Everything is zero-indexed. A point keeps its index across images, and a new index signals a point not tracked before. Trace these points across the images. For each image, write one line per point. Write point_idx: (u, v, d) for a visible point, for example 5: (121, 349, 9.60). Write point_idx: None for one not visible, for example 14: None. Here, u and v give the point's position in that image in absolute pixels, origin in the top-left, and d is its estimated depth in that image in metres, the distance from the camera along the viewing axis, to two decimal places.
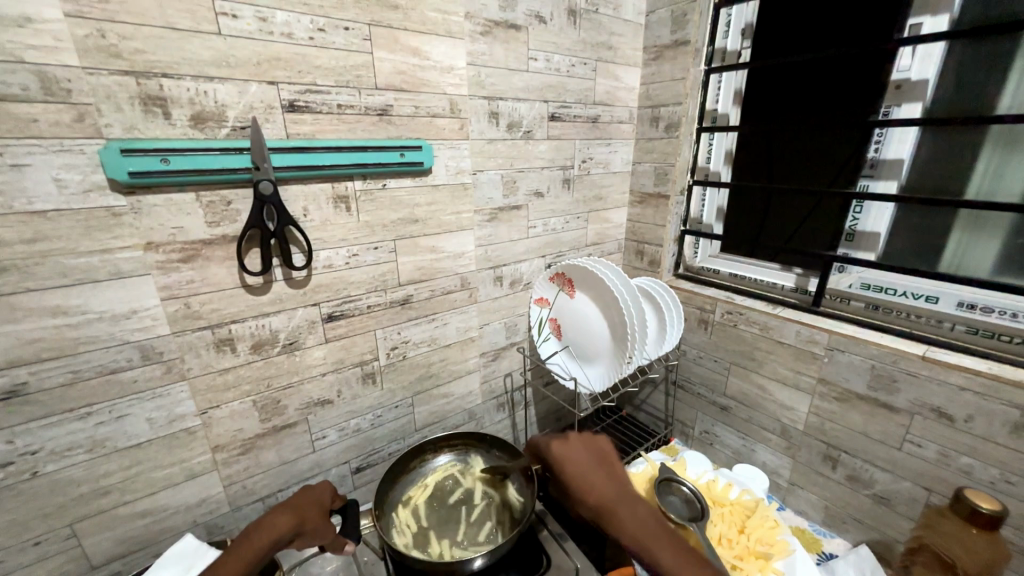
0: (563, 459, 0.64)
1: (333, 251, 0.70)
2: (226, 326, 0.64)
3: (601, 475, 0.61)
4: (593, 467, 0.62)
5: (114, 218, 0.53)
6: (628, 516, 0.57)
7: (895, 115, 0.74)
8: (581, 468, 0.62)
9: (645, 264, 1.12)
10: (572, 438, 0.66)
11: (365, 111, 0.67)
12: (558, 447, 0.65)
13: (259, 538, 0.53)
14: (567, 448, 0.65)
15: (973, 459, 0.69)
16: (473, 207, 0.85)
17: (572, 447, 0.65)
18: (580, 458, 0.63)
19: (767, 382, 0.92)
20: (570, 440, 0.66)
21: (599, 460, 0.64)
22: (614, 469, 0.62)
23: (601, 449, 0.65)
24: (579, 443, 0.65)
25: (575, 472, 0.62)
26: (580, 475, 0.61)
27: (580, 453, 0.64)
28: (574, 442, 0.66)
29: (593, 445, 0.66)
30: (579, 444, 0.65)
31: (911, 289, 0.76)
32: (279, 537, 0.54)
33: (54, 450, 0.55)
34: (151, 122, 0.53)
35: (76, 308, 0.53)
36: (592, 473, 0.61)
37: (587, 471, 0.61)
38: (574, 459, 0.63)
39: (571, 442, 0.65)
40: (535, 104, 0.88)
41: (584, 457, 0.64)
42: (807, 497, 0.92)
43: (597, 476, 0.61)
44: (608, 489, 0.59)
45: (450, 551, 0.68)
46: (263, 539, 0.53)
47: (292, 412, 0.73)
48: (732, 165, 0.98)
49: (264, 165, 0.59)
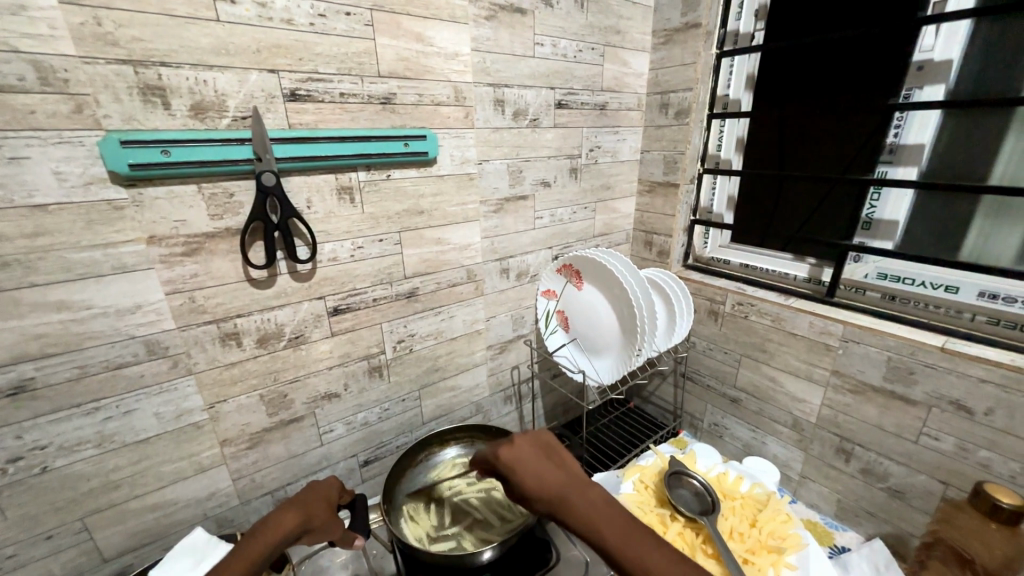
0: (507, 465, 0.52)
1: (338, 244, 0.69)
2: (232, 320, 0.63)
3: (554, 470, 0.50)
4: (541, 461, 0.51)
5: (115, 211, 0.52)
6: (589, 508, 0.46)
7: (916, 98, 0.72)
8: (530, 471, 0.50)
9: (654, 255, 1.11)
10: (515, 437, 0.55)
11: (368, 99, 0.66)
12: (502, 451, 0.53)
13: (256, 543, 0.50)
14: (511, 450, 0.53)
15: (992, 452, 0.67)
16: (479, 197, 0.83)
17: (517, 449, 0.53)
18: (525, 455, 0.52)
19: (779, 373, 0.91)
20: (512, 442, 0.54)
21: (547, 456, 0.52)
22: (566, 462, 0.52)
23: (544, 440, 0.54)
24: (523, 441, 0.54)
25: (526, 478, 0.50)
26: (534, 477, 0.50)
27: (528, 452, 0.52)
28: (518, 441, 0.54)
29: (537, 440, 0.54)
30: (524, 443, 0.53)
31: (930, 279, 0.74)
32: (285, 538, 0.52)
33: (63, 445, 0.55)
34: (151, 112, 0.52)
35: (81, 303, 0.53)
36: (541, 469, 0.50)
37: (539, 470, 0.50)
38: (522, 461, 0.51)
39: (513, 443, 0.54)
40: (542, 92, 0.86)
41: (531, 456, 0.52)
42: (819, 490, 0.91)
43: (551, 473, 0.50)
44: (560, 482, 0.49)
45: (479, 539, 0.69)
46: (268, 540, 0.51)
47: (300, 405, 0.73)
48: (744, 152, 0.96)
49: (267, 157, 0.58)
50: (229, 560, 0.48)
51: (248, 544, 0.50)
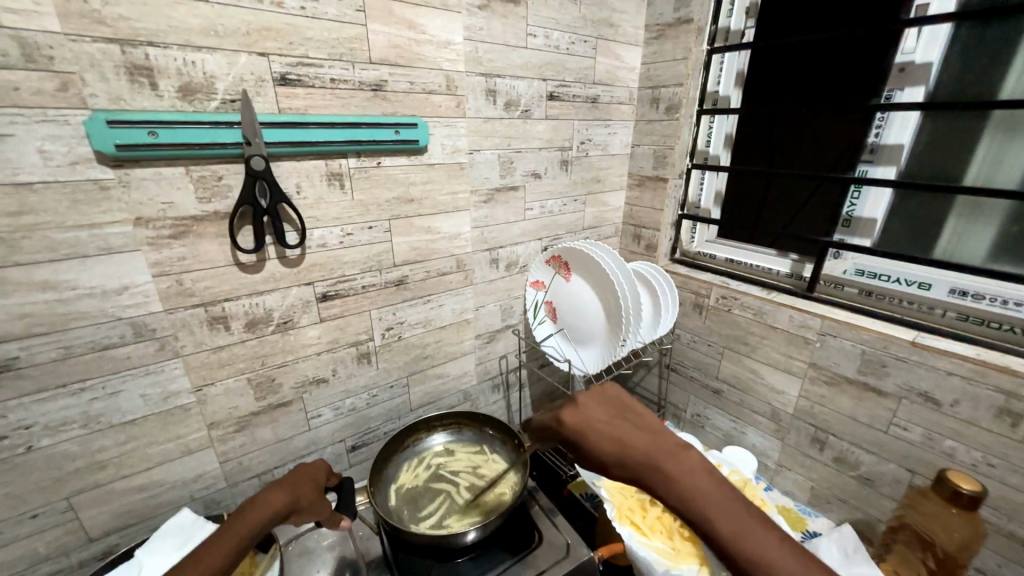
0: (582, 427, 0.52)
1: (327, 230, 0.69)
2: (220, 304, 0.63)
3: (630, 428, 0.50)
4: (619, 424, 0.51)
5: (101, 191, 0.52)
6: (682, 474, 0.45)
7: (897, 99, 0.73)
8: (609, 435, 0.50)
9: (642, 248, 1.12)
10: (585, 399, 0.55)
11: (359, 86, 0.66)
12: (572, 414, 0.54)
13: (248, 517, 0.52)
14: (583, 412, 0.53)
15: (958, 442, 0.70)
16: (469, 187, 0.84)
17: (590, 412, 0.53)
18: (602, 417, 0.52)
19: (759, 366, 0.93)
20: (580, 403, 0.55)
21: (620, 414, 0.53)
22: (644, 422, 0.52)
23: (620, 402, 0.54)
24: (592, 402, 0.54)
25: (600, 437, 0.50)
26: (610, 437, 0.50)
27: (602, 414, 0.53)
28: (589, 404, 0.54)
29: (605, 397, 0.55)
30: (592, 403, 0.54)
31: (905, 276, 0.77)
32: (274, 513, 0.54)
33: (48, 425, 0.55)
34: (137, 92, 0.51)
35: (66, 284, 0.53)
36: (622, 431, 0.50)
37: (614, 429, 0.50)
38: (592, 421, 0.52)
39: (586, 406, 0.54)
40: (534, 83, 0.86)
41: (602, 415, 0.53)
42: (794, 479, 0.94)
43: (628, 431, 0.50)
44: (643, 446, 0.48)
45: (470, 515, 0.71)
46: (258, 515, 0.52)
47: (288, 390, 0.74)
48: (732, 149, 0.97)
49: (256, 141, 0.57)
50: (222, 533, 0.49)
51: (239, 518, 0.51)
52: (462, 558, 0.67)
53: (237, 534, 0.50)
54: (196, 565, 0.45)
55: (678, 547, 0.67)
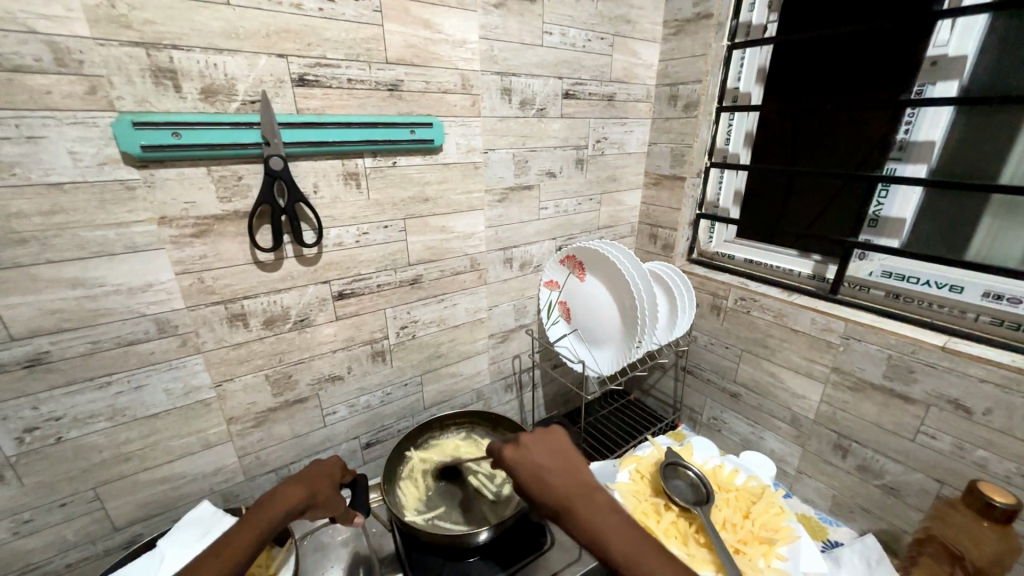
0: (514, 463, 0.59)
1: (343, 229, 0.70)
2: (239, 301, 0.65)
3: (555, 468, 0.57)
4: (546, 462, 0.58)
5: (127, 191, 0.54)
6: (590, 511, 0.51)
7: (928, 93, 0.71)
8: (535, 472, 0.57)
9: (658, 248, 1.11)
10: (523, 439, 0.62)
11: (375, 86, 0.66)
12: (509, 451, 0.60)
13: (264, 513, 0.52)
14: (518, 450, 0.60)
15: (989, 452, 0.67)
16: (484, 186, 0.84)
17: (523, 450, 0.60)
18: (533, 456, 0.59)
19: (779, 369, 0.91)
20: (521, 443, 0.61)
21: (551, 453, 0.59)
22: (570, 461, 0.58)
23: (553, 442, 0.60)
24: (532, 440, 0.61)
25: (532, 474, 0.57)
26: (540, 472, 0.57)
27: (533, 452, 0.59)
28: (524, 442, 0.61)
29: (545, 439, 0.61)
30: (531, 443, 0.60)
31: (935, 279, 0.74)
32: (291, 506, 0.54)
33: (77, 417, 0.57)
34: (162, 95, 0.53)
35: (94, 281, 0.54)
36: (547, 469, 0.57)
37: (542, 468, 0.57)
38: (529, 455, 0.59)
39: (522, 444, 0.61)
40: (549, 81, 0.86)
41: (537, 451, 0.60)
42: (815, 486, 0.91)
43: (556, 470, 0.56)
44: (563, 482, 0.55)
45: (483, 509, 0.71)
46: (274, 509, 0.53)
47: (304, 387, 0.75)
48: (753, 146, 0.95)
49: (275, 141, 0.58)
50: (238, 530, 0.50)
51: (254, 513, 0.52)
52: (473, 557, 0.68)
53: (252, 531, 0.51)
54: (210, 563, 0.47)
55: (693, 553, 0.66)
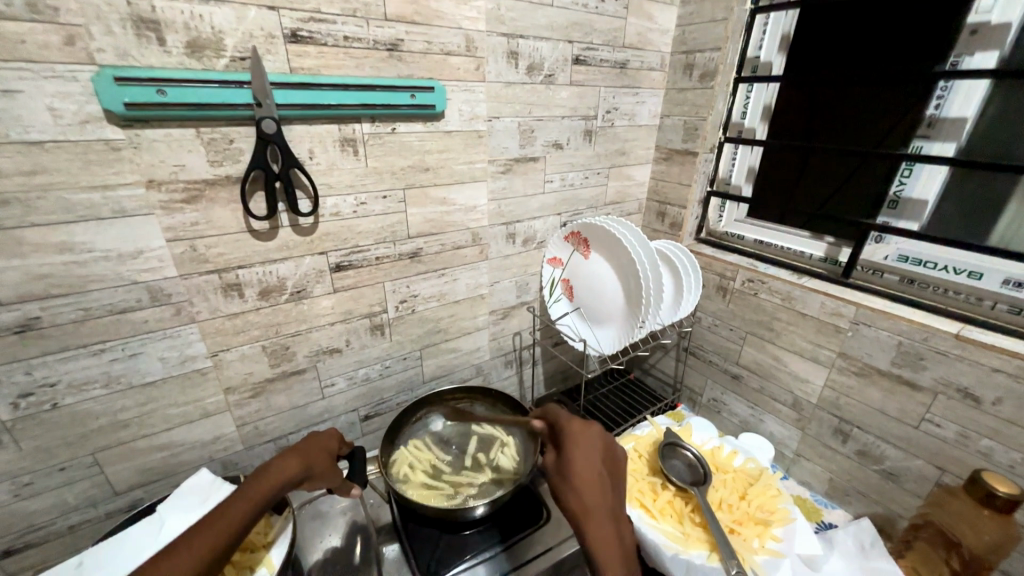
0: (575, 443, 0.57)
1: (340, 198, 0.67)
2: (233, 271, 0.63)
3: (602, 469, 0.56)
4: (602, 458, 0.57)
5: (113, 152, 0.51)
6: (606, 533, 0.52)
7: (965, 66, 0.66)
8: (587, 464, 0.55)
9: (666, 226, 1.07)
10: (595, 430, 0.59)
11: (373, 45, 0.62)
12: (578, 426, 0.58)
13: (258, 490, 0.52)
14: (585, 432, 0.58)
15: (995, 442, 0.66)
16: (487, 156, 0.80)
17: (590, 439, 0.57)
18: (594, 449, 0.57)
19: (783, 353, 0.90)
20: (591, 434, 0.58)
21: (609, 463, 0.57)
22: (618, 479, 0.57)
23: (615, 453, 0.58)
24: (598, 432, 0.58)
25: (582, 460, 0.55)
26: (585, 468, 0.55)
27: (597, 450, 0.57)
28: (593, 433, 0.58)
29: (609, 448, 0.58)
30: (597, 442, 0.57)
31: (953, 264, 0.71)
32: (292, 480, 0.55)
33: (72, 383, 0.57)
34: (145, 48, 0.49)
35: (82, 246, 0.53)
36: (597, 470, 0.55)
37: (592, 466, 0.55)
38: (587, 448, 0.57)
39: (593, 434, 0.58)
40: (559, 45, 0.81)
41: (597, 450, 0.57)
42: (812, 469, 0.91)
43: (600, 476, 0.55)
44: (602, 492, 0.54)
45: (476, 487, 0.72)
46: (273, 484, 0.53)
47: (302, 359, 0.74)
48: (770, 122, 0.90)
49: (267, 102, 0.55)
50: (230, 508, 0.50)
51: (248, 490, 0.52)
52: (468, 530, 0.68)
53: (245, 509, 0.50)
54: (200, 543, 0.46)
55: (688, 532, 0.66)
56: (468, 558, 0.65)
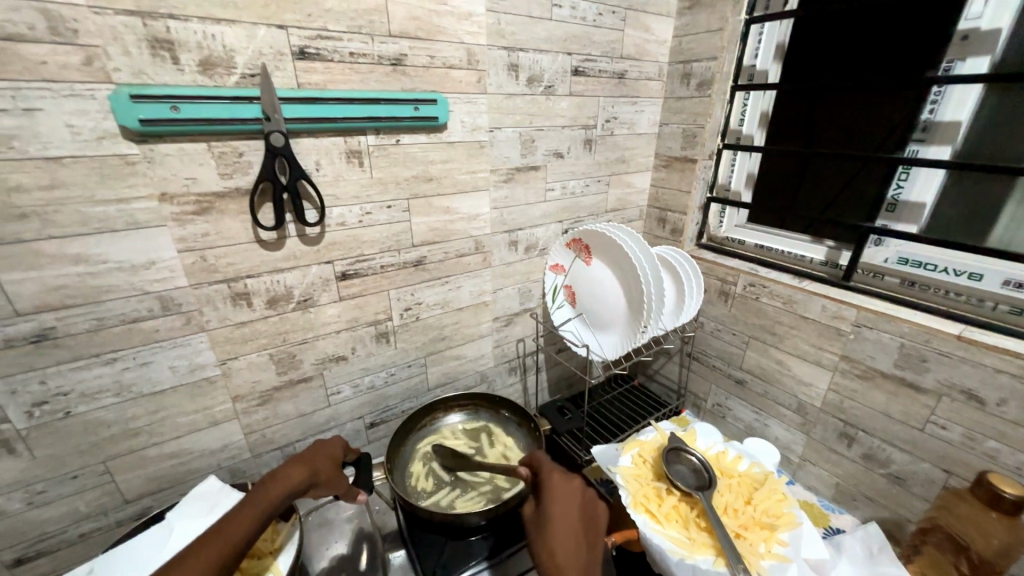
0: (553, 495, 0.56)
1: (346, 209, 0.69)
2: (242, 280, 0.64)
3: (579, 525, 0.54)
4: (580, 514, 0.55)
5: (127, 166, 0.53)
6: None
7: (956, 70, 0.67)
8: (564, 516, 0.54)
9: (667, 232, 1.08)
10: (578, 483, 0.58)
11: (378, 60, 0.64)
12: (559, 478, 0.59)
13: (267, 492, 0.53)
14: (567, 483, 0.58)
15: (1001, 444, 0.66)
16: (489, 166, 0.82)
17: (568, 491, 0.57)
18: (572, 499, 0.56)
19: (786, 357, 0.90)
20: (572, 487, 0.58)
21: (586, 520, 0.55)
22: (597, 541, 0.54)
23: (597, 512, 0.56)
24: (579, 486, 0.58)
25: (557, 513, 0.54)
26: (562, 518, 0.54)
27: (574, 503, 0.56)
28: (574, 485, 0.58)
29: (590, 503, 0.56)
30: (575, 496, 0.57)
31: (953, 266, 0.71)
32: (300, 482, 0.56)
33: (84, 392, 0.58)
34: (160, 67, 0.51)
35: (97, 258, 0.54)
36: (574, 526, 0.54)
37: (569, 520, 0.54)
38: (566, 499, 0.56)
39: (574, 487, 0.57)
40: (558, 57, 0.83)
41: (575, 504, 0.56)
42: (819, 473, 0.91)
43: (576, 533, 0.53)
44: (578, 554, 0.51)
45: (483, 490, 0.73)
46: (281, 488, 0.54)
47: (308, 366, 0.75)
48: (768, 128, 0.92)
49: (276, 117, 0.57)
50: (241, 509, 0.51)
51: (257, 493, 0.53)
52: (473, 536, 0.69)
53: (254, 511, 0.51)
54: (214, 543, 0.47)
55: (694, 537, 0.66)
56: (473, 565, 0.65)
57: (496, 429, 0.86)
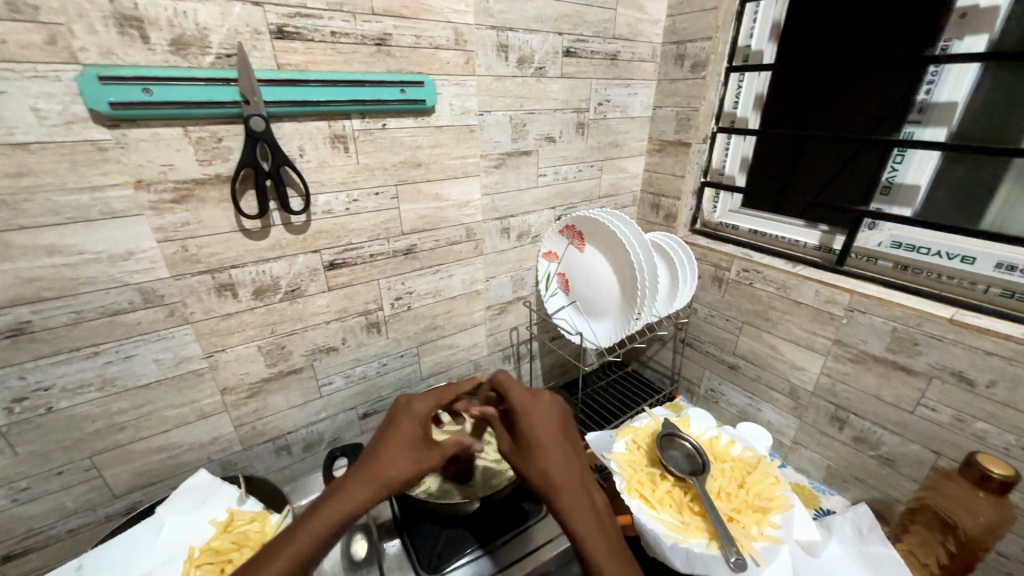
0: (527, 417, 0.57)
1: (332, 196, 0.67)
2: (226, 271, 0.63)
3: (559, 438, 0.56)
4: (556, 428, 0.57)
5: (100, 152, 0.51)
6: (576, 500, 0.50)
7: (954, 50, 0.66)
8: (543, 435, 0.56)
9: (661, 218, 1.07)
10: (543, 400, 0.60)
11: (362, 40, 0.62)
12: (527, 400, 0.59)
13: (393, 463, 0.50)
14: (535, 405, 0.59)
15: (990, 425, 0.66)
16: (480, 151, 0.80)
17: (539, 409, 0.59)
18: (545, 417, 0.58)
19: (780, 342, 0.90)
20: (541, 405, 0.59)
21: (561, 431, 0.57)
22: (575, 444, 0.57)
23: (568, 420, 0.59)
24: (548, 402, 0.59)
25: (536, 432, 0.56)
26: (542, 436, 0.55)
27: (547, 419, 0.58)
28: (542, 404, 0.59)
29: (559, 417, 0.58)
30: (548, 414, 0.58)
31: (946, 249, 0.71)
32: (414, 444, 0.53)
33: (66, 387, 0.57)
34: (129, 46, 0.49)
35: (72, 248, 0.52)
36: (555, 440, 0.56)
37: (549, 440, 0.55)
38: (539, 418, 0.57)
39: (541, 404, 0.59)
40: (549, 37, 0.80)
41: (549, 419, 0.58)
42: (810, 456, 0.92)
43: (558, 446, 0.55)
44: (567, 465, 0.53)
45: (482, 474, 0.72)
46: (400, 458, 0.51)
47: (298, 358, 0.74)
48: (762, 111, 0.91)
49: (255, 99, 0.55)
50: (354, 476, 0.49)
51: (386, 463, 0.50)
52: (467, 525, 0.69)
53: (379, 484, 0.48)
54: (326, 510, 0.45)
55: (687, 521, 0.67)
56: (468, 552, 0.65)
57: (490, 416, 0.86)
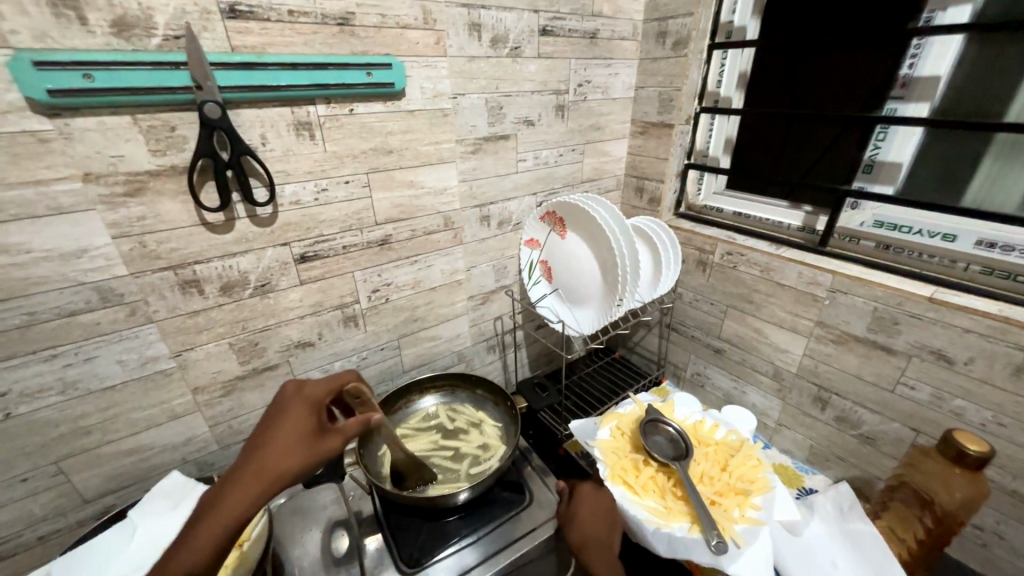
0: (580, 501, 0.70)
1: (299, 185, 0.65)
2: (190, 267, 0.60)
3: (601, 511, 0.68)
4: (602, 512, 0.68)
5: (41, 144, 0.48)
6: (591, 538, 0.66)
7: (938, 22, 0.64)
8: (588, 524, 0.68)
9: (645, 202, 1.06)
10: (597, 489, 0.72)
11: (323, 19, 0.58)
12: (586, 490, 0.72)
13: (283, 460, 0.44)
14: (590, 495, 0.71)
15: (968, 401, 0.67)
16: (455, 136, 0.77)
17: (592, 496, 0.71)
18: (596, 500, 0.69)
19: (763, 325, 0.90)
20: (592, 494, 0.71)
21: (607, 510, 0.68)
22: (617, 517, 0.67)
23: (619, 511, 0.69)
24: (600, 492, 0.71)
25: (579, 522, 0.68)
26: (584, 527, 0.67)
27: (595, 504, 0.70)
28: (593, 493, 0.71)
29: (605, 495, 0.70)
30: (594, 500, 0.70)
31: (927, 227, 0.71)
32: (309, 436, 0.47)
33: (24, 391, 0.54)
34: (65, 28, 0.46)
35: (19, 247, 0.50)
36: (597, 523, 0.67)
37: (590, 529, 0.67)
38: (588, 503, 0.70)
39: (596, 492, 0.71)
40: (523, 15, 0.77)
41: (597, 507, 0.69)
42: (793, 437, 0.93)
43: (598, 517, 0.68)
44: (601, 526, 0.67)
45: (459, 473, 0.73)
46: (293, 451, 0.45)
47: (273, 354, 0.72)
48: (746, 89, 0.88)
49: (208, 84, 0.51)
50: (233, 481, 0.42)
51: (277, 459, 0.44)
52: (451, 517, 0.69)
53: (264, 484, 0.42)
54: (207, 525, 0.40)
55: (670, 505, 0.67)
56: (454, 542, 0.65)
57: (469, 410, 0.86)
